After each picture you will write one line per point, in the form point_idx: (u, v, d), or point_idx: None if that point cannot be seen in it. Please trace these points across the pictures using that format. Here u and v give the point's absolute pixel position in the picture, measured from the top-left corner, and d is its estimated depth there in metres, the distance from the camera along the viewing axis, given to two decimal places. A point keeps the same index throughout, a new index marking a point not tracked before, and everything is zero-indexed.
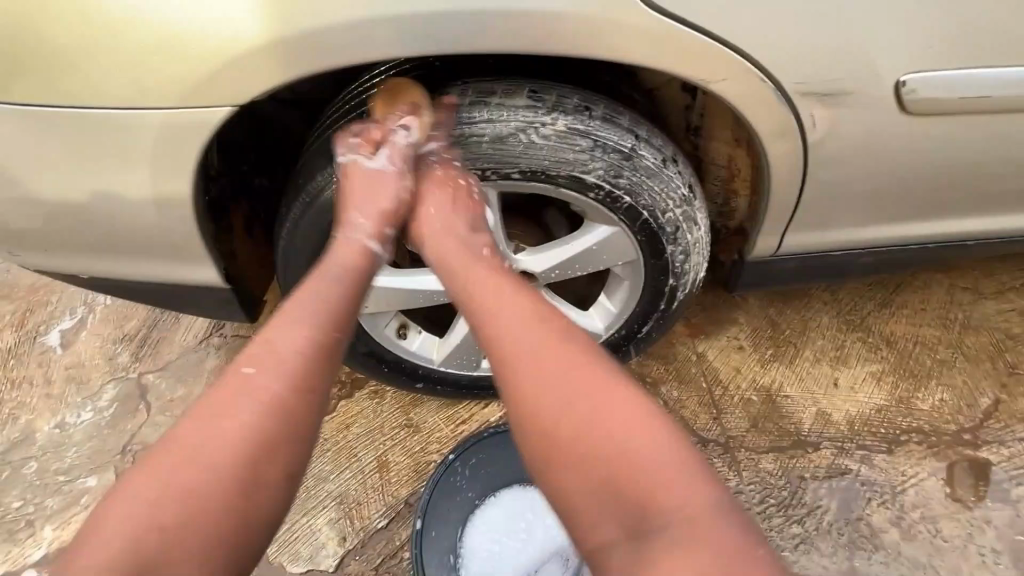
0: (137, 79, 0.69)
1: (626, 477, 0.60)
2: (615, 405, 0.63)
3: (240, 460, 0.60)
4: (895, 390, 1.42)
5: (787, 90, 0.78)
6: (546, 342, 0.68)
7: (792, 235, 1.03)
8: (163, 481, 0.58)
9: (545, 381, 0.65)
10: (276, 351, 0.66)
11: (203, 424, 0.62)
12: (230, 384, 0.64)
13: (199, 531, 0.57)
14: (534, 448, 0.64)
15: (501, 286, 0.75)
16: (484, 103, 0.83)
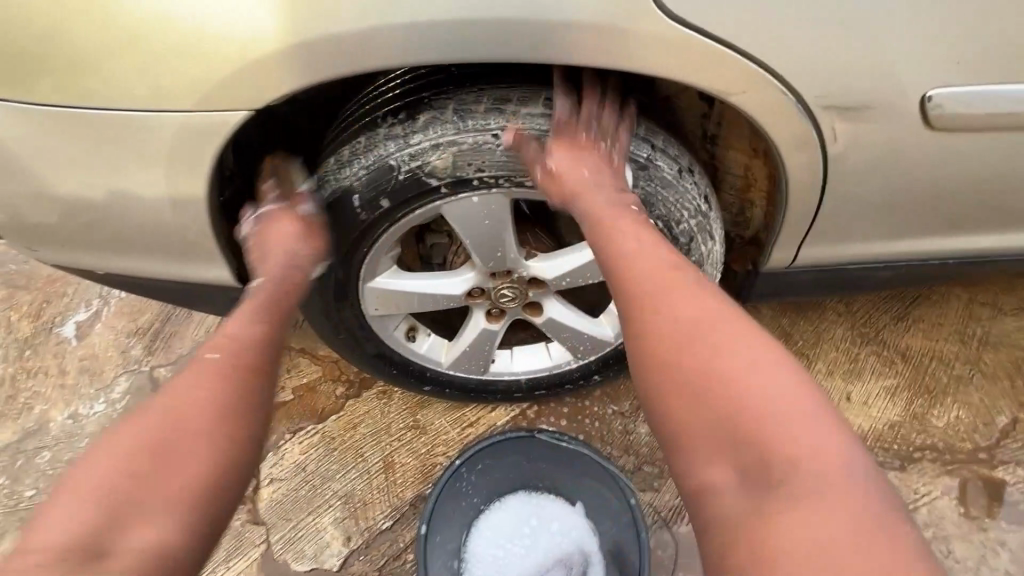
0: (156, 82, 0.70)
1: (757, 418, 0.58)
2: (754, 350, 0.63)
3: (203, 433, 0.65)
4: (909, 406, 1.40)
5: (808, 103, 0.77)
6: (685, 286, 0.70)
7: (808, 248, 1.02)
8: (125, 457, 0.62)
9: (681, 319, 0.67)
10: (240, 339, 0.74)
11: (164, 402, 0.66)
12: (193, 369, 0.70)
13: (165, 493, 0.61)
14: (658, 381, 0.65)
15: (641, 237, 0.77)
16: (500, 110, 0.82)
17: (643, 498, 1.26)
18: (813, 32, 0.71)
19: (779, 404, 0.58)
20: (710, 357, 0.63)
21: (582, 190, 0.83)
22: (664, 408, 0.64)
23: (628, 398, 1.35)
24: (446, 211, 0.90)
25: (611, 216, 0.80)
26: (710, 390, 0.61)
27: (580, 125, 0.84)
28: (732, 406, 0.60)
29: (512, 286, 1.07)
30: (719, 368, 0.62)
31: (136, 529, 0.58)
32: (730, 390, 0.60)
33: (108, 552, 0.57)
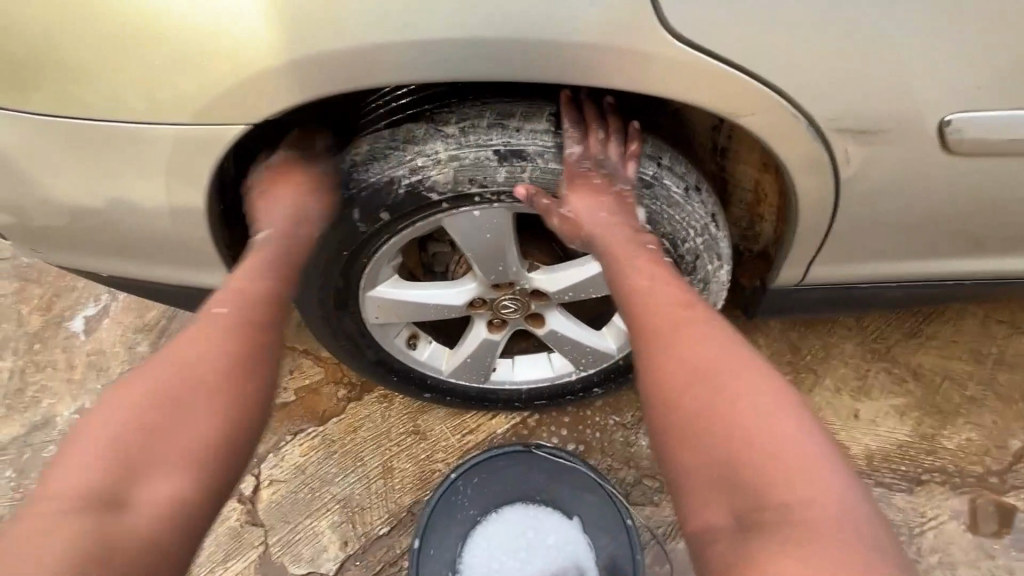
0: (155, 94, 0.70)
1: (758, 463, 0.57)
2: (762, 395, 0.61)
3: (214, 389, 0.69)
4: (919, 427, 1.36)
5: (821, 126, 0.75)
6: (699, 323, 0.69)
7: (818, 268, 0.99)
8: (137, 406, 0.65)
9: (690, 358, 0.66)
10: (248, 294, 0.78)
11: (174, 356, 0.70)
12: (206, 325, 0.74)
13: (181, 444, 0.65)
14: (664, 418, 0.65)
15: (659, 273, 0.77)
16: (502, 125, 0.80)
17: (642, 512, 1.25)
18: (829, 54, 0.69)
19: (782, 451, 0.57)
20: (715, 398, 0.62)
21: (598, 227, 0.84)
22: (666, 446, 0.64)
23: (630, 410, 1.34)
24: (447, 224, 0.89)
25: (625, 250, 0.81)
26: (712, 430, 0.61)
27: (591, 158, 0.83)
28: (733, 449, 0.59)
29: (514, 297, 1.06)
30: (723, 410, 0.61)
31: (156, 476, 0.62)
32: (732, 432, 0.59)
33: (130, 497, 0.60)
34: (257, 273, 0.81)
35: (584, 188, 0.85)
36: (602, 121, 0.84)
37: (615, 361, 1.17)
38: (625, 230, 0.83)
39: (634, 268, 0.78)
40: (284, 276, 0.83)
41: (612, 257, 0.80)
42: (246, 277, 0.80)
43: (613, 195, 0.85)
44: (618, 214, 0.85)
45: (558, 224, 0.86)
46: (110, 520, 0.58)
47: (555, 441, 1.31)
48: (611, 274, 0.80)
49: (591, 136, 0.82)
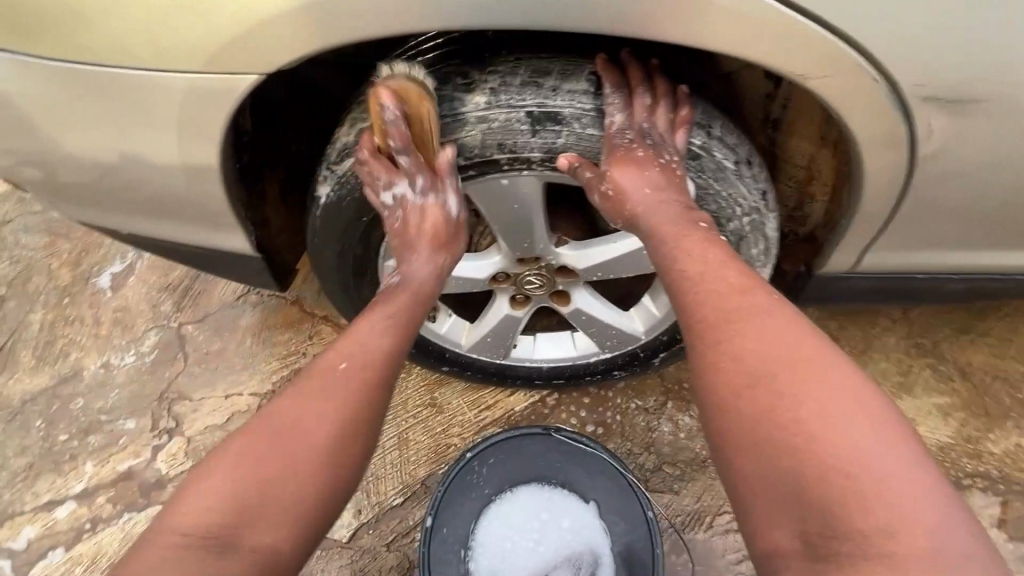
0: (166, 37, 0.65)
1: (829, 484, 0.50)
2: (836, 400, 0.54)
3: (322, 443, 0.65)
4: (963, 429, 1.28)
5: (904, 92, 0.66)
6: (759, 315, 0.62)
7: (874, 255, 0.91)
8: (253, 455, 0.63)
9: (744, 356, 0.59)
10: (367, 348, 0.73)
11: (287, 406, 0.67)
12: (318, 374, 0.70)
13: (293, 495, 0.62)
14: (718, 421, 0.60)
15: (714, 254, 0.69)
16: (536, 84, 0.73)
17: (660, 500, 1.21)
18: (922, 8, 0.59)
19: (858, 469, 0.50)
20: (776, 404, 0.56)
21: (642, 205, 0.76)
22: (723, 453, 0.59)
23: (653, 395, 1.29)
24: (473, 191, 0.84)
25: (671, 228, 0.73)
26: (773, 440, 0.54)
27: (635, 127, 0.76)
28: (799, 464, 0.52)
29: (540, 272, 1.00)
30: (788, 419, 0.54)
31: (264, 526, 0.60)
32: (797, 443, 0.53)
33: (241, 537, 0.59)
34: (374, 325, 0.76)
35: (627, 165, 0.77)
36: (648, 86, 0.77)
37: (641, 345, 1.12)
38: (673, 205, 0.75)
39: (689, 247, 0.70)
40: (400, 333, 0.77)
41: (662, 238, 0.72)
42: (371, 335, 0.75)
43: (658, 169, 0.76)
44: (665, 189, 0.76)
45: (602, 201, 0.78)
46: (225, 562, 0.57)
47: (575, 421, 1.28)
48: (656, 257, 0.73)
49: (636, 102, 0.75)
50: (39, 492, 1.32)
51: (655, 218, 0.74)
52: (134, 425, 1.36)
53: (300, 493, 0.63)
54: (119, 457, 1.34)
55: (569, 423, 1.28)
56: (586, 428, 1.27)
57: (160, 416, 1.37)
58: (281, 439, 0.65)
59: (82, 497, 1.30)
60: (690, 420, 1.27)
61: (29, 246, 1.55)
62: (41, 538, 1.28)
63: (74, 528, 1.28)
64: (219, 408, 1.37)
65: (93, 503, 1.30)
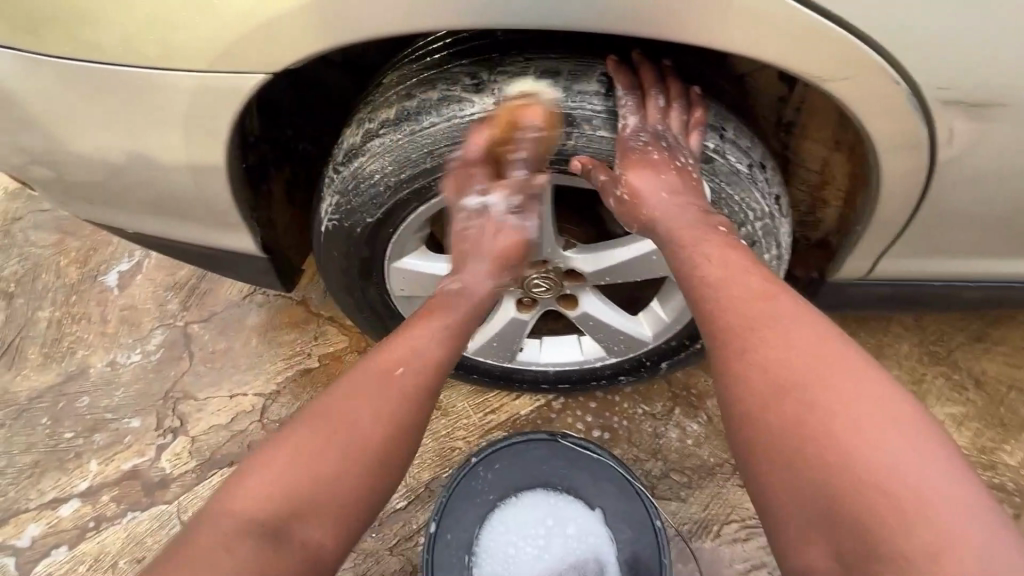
0: (173, 36, 0.64)
1: (867, 501, 0.49)
2: (867, 411, 0.52)
3: (369, 452, 0.63)
4: (977, 439, 1.25)
5: (924, 96, 0.64)
6: (783, 323, 0.60)
7: (889, 261, 0.89)
8: (301, 457, 0.62)
9: (771, 366, 0.57)
10: (422, 356, 0.70)
11: (340, 406, 0.65)
12: (372, 375, 0.67)
13: (339, 499, 0.61)
14: (743, 432, 0.58)
15: (734, 259, 0.67)
16: (547, 85, 0.72)
17: (666, 508, 1.19)
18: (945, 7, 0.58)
19: (895, 484, 0.48)
20: (806, 416, 0.54)
21: (659, 208, 0.74)
22: (751, 467, 0.57)
23: (660, 400, 1.27)
24: None
25: (691, 232, 0.71)
26: (805, 454, 0.53)
27: (649, 129, 0.75)
28: (832, 479, 0.51)
29: (547, 276, 0.99)
30: (819, 432, 0.53)
31: (311, 526, 0.60)
32: (829, 457, 0.51)
33: (289, 534, 0.59)
34: (433, 333, 0.73)
35: (642, 168, 0.75)
36: (661, 86, 0.76)
37: (649, 350, 1.10)
38: (690, 208, 0.73)
39: (709, 251, 0.68)
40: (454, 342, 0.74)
41: (682, 242, 0.71)
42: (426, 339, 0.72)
43: (675, 173, 0.75)
44: (683, 194, 0.74)
45: (615, 204, 0.77)
46: (274, 555, 0.57)
47: (580, 426, 1.26)
48: (673, 263, 0.71)
49: (650, 104, 0.74)
50: (44, 490, 1.32)
51: (672, 221, 0.73)
52: (139, 423, 1.36)
53: (344, 497, 0.62)
54: (124, 456, 1.34)
55: (574, 428, 1.26)
56: (592, 433, 1.25)
57: (165, 415, 1.37)
58: (331, 442, 0.63)
59: (86, 496, 1.30)
60: (698, 426, 1.26)
61: (38, 243, 1.56)
62: (45, 536, 1.28)
63: (78, 527, 1.28)
64: (224, 408, 1.37)
65: (98, 501, 1.30)
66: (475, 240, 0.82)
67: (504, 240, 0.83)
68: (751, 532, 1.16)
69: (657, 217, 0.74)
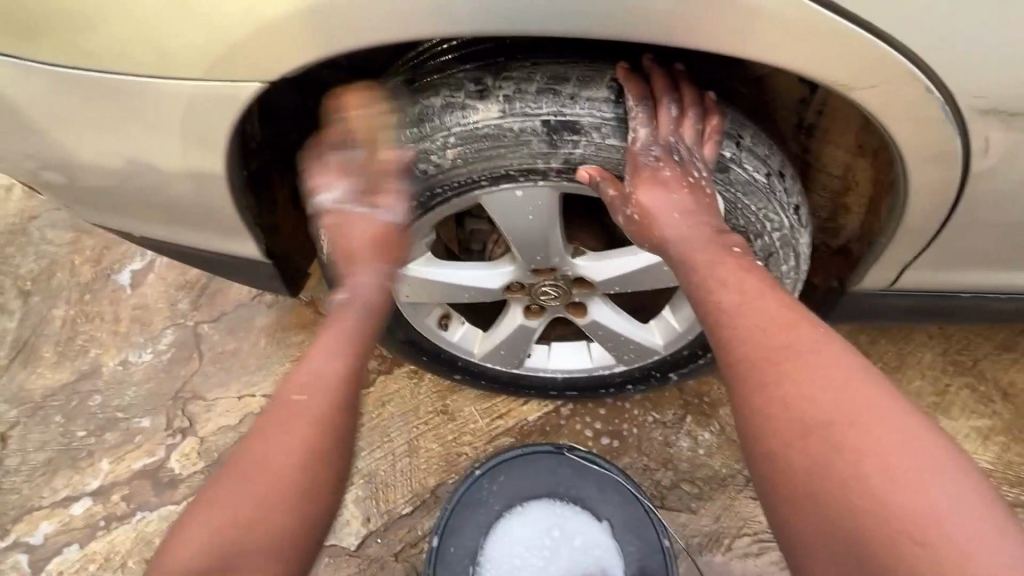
0: (170, 43, 0.63)
1: (897, 550, 0.46)
2: (897, 452, 0.49)
3: (290, 481, 0.59)
4: (1003, 454, 1.20)
5: (959, 104, 0.60)
6: (804, 354, 0.57)
7: (914, 272, 0.85)
8: (220, 518, 0.57)
9: (791, 400, 0.55)
10: (323, 378, 0.64)
11: (250, 454, 0.60)
12: (277, 416, 0.62)
13: (269, 534, 0.58)
14: (763, 467, 0.55)
15: (753, 285, 0.63)
16: (554, 91, 0.69)
17: (676, 519, 1.16)
18: (962, 5, 0.54)
19: (930, 530, 0.45)
20: (830, 458, 0.51)
21: (670, 228, 0.70)
22: (774, 507, 0.54)
23: (671, 408, 1.24)
24: (486, 202, 0.80)
25: (703, 255, 0.67)
26: (829, 495, 0.50)
27: (661, 142, 0.71)
28: (861, 524, 0.48)
29: (555, 284, 0.96)
30: (845, 475, 0.50)
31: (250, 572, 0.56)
32: (856, 501, 0.49)
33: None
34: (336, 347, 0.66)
35: (649, 185, 0.71)
36: (674, 93, 0.72)
37: (660, 358, 1.07)
38: (703, 229, 0.69)
39: (721, 272, 0.65)
40: (359, 353, 0.67)
41: (693, 264, 0.67)
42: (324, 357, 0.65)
43: (686, 189, 0.71)
44: (696, 213, 0.70)
45: (624, 223, 0.74)
46: None
47: (589, 434, 1.24)
48: (686, 288, 0.67)
49: (662, 113, 0.70)
50: (57, 488, 1.34)
51: (684, 242, 0.69)
52: (150, 423, 1.37)
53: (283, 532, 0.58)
54: (135, 455, 1.35)
55: (582, 435, 1.24)
56: (600, 440, 1.23)
57: (175, 415, 1.38)
58: (250, 483, 0.59)
59: (97, 495, 1.31)
60: (710, 436, 1.22)
61: (53, 242, 1.57)
62: (58, 533, 1.29)
63: (90, 525, 1.29)
64: (233, 409, 1.37)
65: (109, 500, 1.31)
66: (342, 232, 0.75)
67: (354, 225, 0.74)
68: (764, 547, 1.13)
69: (666, 237, 0.70)
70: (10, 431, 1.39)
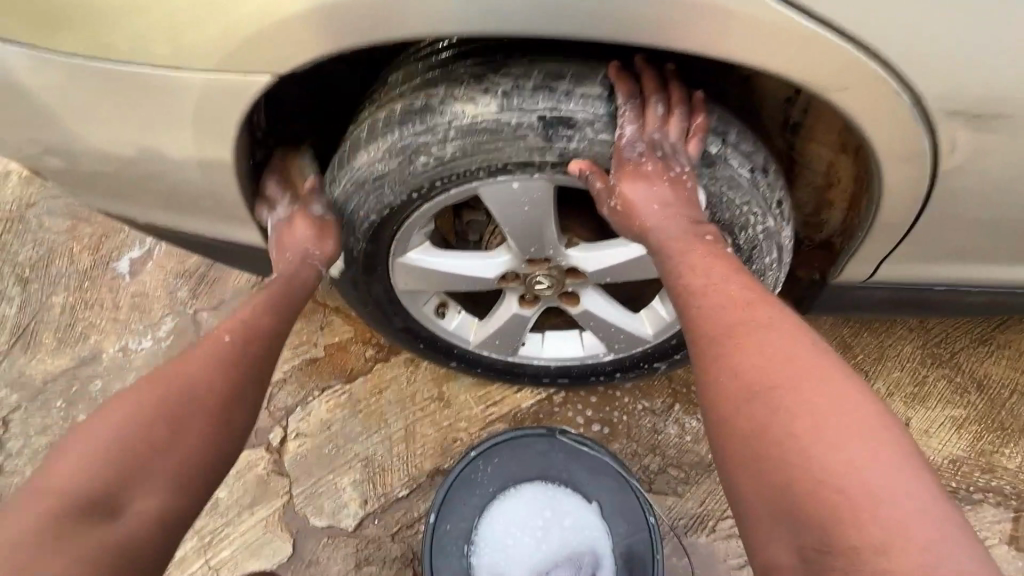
0: (179, 39, 0.66)
1: (822, 500, 0.50)
2: (829, 415, 0.53)
3: (199, 407, 0.68)
4: (976, 443, 1.26)
5: (928, 108, 0.64)
6: (765, 330, 0.60)
7: (889, 266, 0.89)
8: (130, 422, 0.64)
9: (744, 372, 0.58)
10: (250, 328, 0.79)
11: (169, 376, 0.69)
12: (201, 351, 0.73)
13: (172, 451, 0.64)
14: (718, 438, 0.59)
15: (718, 272, 0.67)
16: (549, 88, 0.72)
17: (663, 503, 1.21)
18: (962, 6, 0.57)
19: (851, 484, 0.49)
20: (773, 420, 0.55)
21: (654, 220, 0.74)
22: (724, 468, 0.58)
23: (660, 396, 1.29)
24: (483, 193, 0.83)
25: (680, 245, 0.71)
26: (769, 457, 0.54)
27: (647, 139, 0.75)
28: (787, 480, 0.52)
29: (549, 274, 1.00)
30: (782, 436, 0.53)
31: (145, 479, 0.61)
32: (789, 458, 0.52)
33: (126, 501, 0.60)
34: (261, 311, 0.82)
35: (634, 179, 0.76)
36: (664, 92, 0.75)
37: (649, 347, 1.11)
38: (684, 222, 0.73)
39: (699, 263, 0.69)
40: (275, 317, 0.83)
41: (671, 253, 0.71)
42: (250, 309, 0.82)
43: (669, 183, 0.76)
44: (674, 205, 0.74)
45: (610, 215, 0.78)
46: (101, 519, 0.58)
47: (580, 420, 1.28)
48: (663, 273, 0.71)
49: (649, 112, 0.74)
50: None
51: (667, 231, 0.73)
52: None
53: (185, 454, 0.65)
54: None
55: (573, 422, 1.28)
56: (591, 427, 1.27)
57: None
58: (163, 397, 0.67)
59: None
60: (696, 424, 1.27)
61: (52, 229, 1.59)
62: None
63: None
64: None
65: None
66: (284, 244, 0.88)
67: (296, 224, 0.88)
68: None
69: (648, 226, 0.74)
70: (11, 415, 1.41)
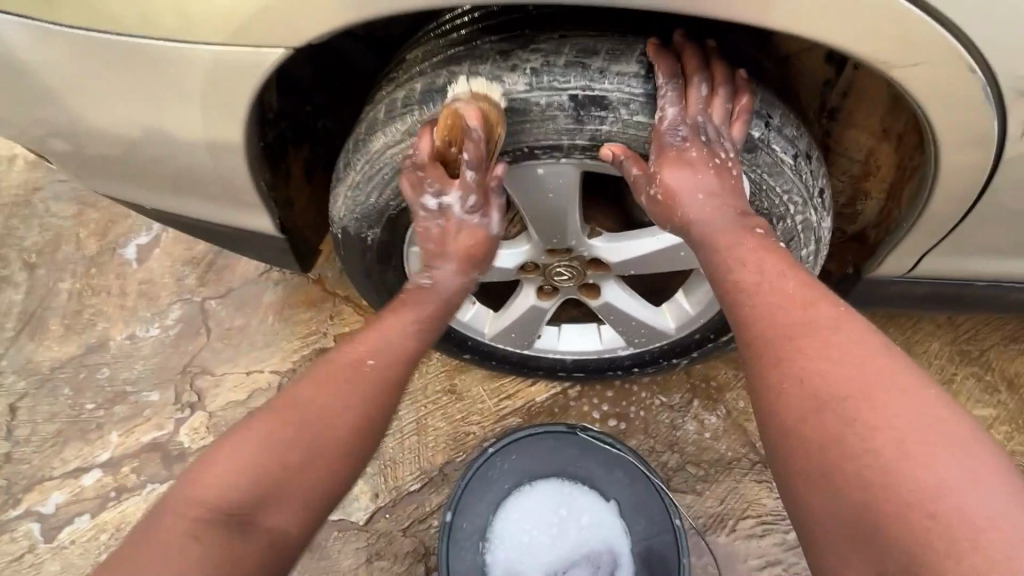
0: (188, 11, 0.62)
1: (910, 526, 0.45)
2: (910, 429, 0.49)
3: (338, 435, 0.64)
4: (1007, 442, 1.21)
5: (996, 88, 0.59)
6: (830, 333, 0.56)
7: (932, 260, 0.84)
8: (276, 439, 0.62)
9: (810, 378, 0.54)
10: (394, 350, 0.72)
11: (317, 393, 0.66)
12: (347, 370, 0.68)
13: (309, 477, 0.62)
14: (779, 448, 0.55)
15: (762, 267, 0.63)
16: (583, 65, 0.68)
17: (682, 500, 1.18)
18: None
19: (941, 507, 0.45)
20: (845, 432, 0.51)
21: (694, 212, 0.70)
22: (786, 481, 0.54)
23: (679, 391, 1.25)
24: (507, 179, 0.79)
25: (725, 238, 0.67)
26: (843, 473, 0.50)
27: (690, 121, 0.70)
28: (866, 500, 0.48)
29: (570, 264, 0.96)
30: (860, 452, 0.49)
31: (282, 505, 0.59)
32: (866, 475, 0.48)
33: (259, 524, 0.58)
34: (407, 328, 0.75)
35: (675, 167, 0.70)
36: (706, 71, 0.71)
37: (671, 342, 1.07)
38: (727, 213, 0.68)
39: (744, 258, 0.64)
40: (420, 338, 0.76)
41: (709, 245, 0.67)
42: (397, 320, 0.76)
43: (713, 171, 0.70)
44: (720, 195, 0.70)
45: (648, 203, 0.74)
46: (236, 541, 0.56)
47: (596, 416, 1.24)
48: (707, 267, 0.67)
49: (692, 93, 0.69)
50: (66, 459, 1.34)
51: (710, 223, 0.69)
52: (158, 397, 1.38)
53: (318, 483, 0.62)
54: (143, 428, 1.35)
55: (590, 417, 1.24)
56: (608, 422, 1.23)
57: (183, 389, 1.38)
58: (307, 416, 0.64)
59: (107, 467, 1.32)
60: (716, 420, 1.23)
61: (58, 214, 1.56)
62: (69, 503, 1.31)
63: (100, 496, 1.31)
64: (241, 385, 1.37)
65: (119, 472, 1.32)
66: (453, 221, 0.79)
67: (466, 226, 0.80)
68: (767, 529, 1.15)
69: (687, 216, 0.70)
70: (19, 402, 1.39)
